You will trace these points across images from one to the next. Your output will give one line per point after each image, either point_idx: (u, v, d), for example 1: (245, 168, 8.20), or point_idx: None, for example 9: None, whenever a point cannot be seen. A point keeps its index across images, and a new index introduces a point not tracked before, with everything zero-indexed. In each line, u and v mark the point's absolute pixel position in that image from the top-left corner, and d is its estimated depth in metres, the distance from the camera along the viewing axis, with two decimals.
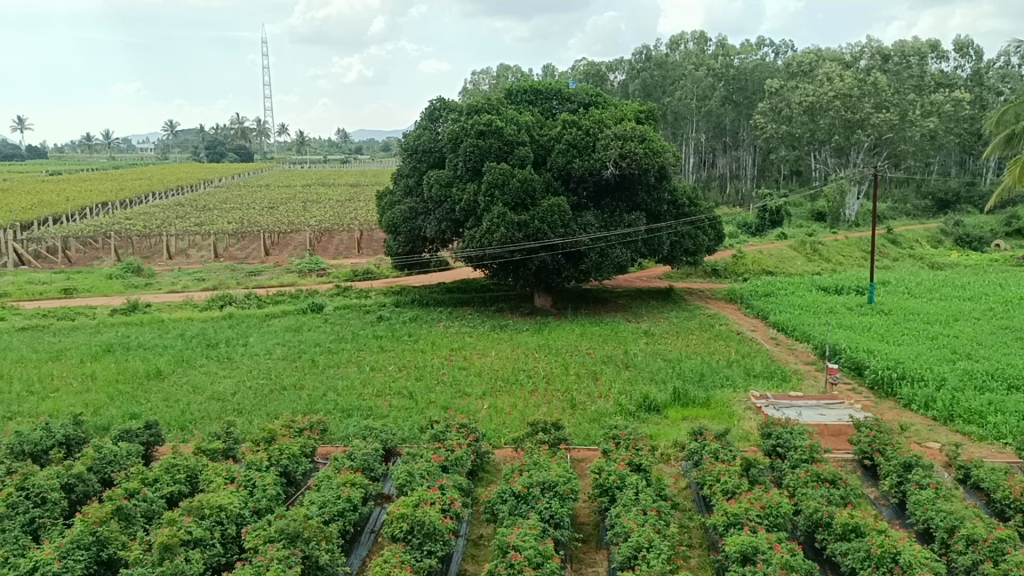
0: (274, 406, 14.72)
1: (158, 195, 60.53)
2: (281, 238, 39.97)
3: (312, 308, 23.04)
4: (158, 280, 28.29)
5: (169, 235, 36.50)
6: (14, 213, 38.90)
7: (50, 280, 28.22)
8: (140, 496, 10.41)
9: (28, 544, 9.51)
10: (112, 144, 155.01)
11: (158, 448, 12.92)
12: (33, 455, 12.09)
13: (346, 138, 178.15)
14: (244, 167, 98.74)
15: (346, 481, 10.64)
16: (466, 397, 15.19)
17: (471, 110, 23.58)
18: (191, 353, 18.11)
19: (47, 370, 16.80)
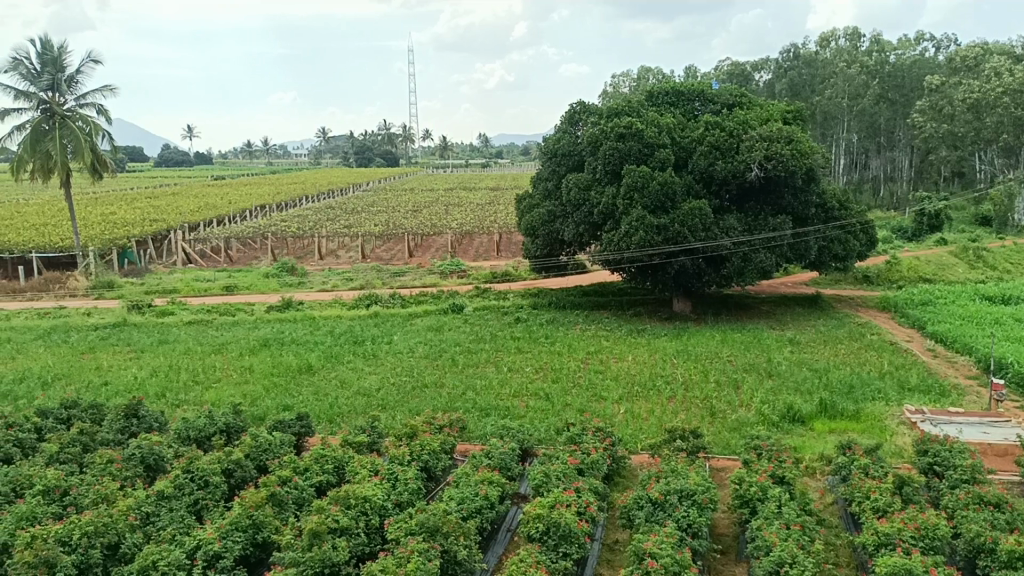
0: (415, 403, 15.15)
1: (312, 198, 63.60)
2: (424, 240, 41.14)
3: (453, 308, 23.58)
4: (310, 280, 29.71)
5: (321, 237, 38.27)
6: (183, 216, 41.87)
7: (214, 278, 30.20)
8: (292, 484, 10.98)
9: (192, 524, 10.22)
10: (271, 151, 164.21)
11: (309, 440, 13.56)
12: (197, 441, 12.97)
13: (487, 142, 181.67)
14: (391, 172, 102.32)
15: (483, 479, 10.83)
16: (602, 401, 15.14)
17: (611, 113, 23.52)
18: (339, 350, 18.91)
19: (211, 362, 17.99)
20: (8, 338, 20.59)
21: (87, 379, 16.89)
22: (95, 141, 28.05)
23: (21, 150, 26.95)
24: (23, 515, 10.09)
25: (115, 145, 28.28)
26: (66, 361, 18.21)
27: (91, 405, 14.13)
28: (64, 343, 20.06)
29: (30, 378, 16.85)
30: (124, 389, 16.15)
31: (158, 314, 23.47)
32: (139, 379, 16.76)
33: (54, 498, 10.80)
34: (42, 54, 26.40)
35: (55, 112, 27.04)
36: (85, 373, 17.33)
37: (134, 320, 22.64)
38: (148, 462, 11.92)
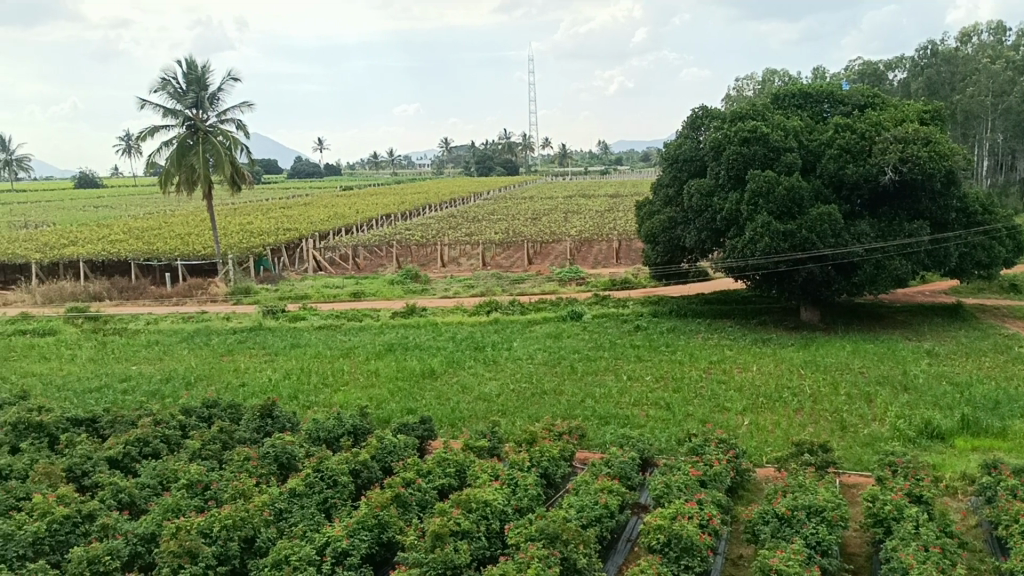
0: (534, 410, 15.23)
1: (434, 207, 65.04)
2: (543, 248, 41.33)
3: (572, 316, 23.60)
4: (433, 287, 30.40)
5: (443, 245, 39.05)
6: (314, 226, 43.67)
7: (342, 285, 31.33)
8: (415, 486, 11.24)
9: (322, 521, 10.63)
10: (396, 161, 169.23)
11: (431, 443, 13.86)
12: (327, 441, 13.46)
13: (606, 149, 181.11)
14: (511, 180, 103.45)
15: (603, 487, 10.79)
16: (726, 412, 14.79)
17: (735, 117, 23.01)
18: (461, 356, 19.25)
19: (339, 365, 18.67)
20: (157, 341, 22.01)
21: (226, 380, 17.84)
22: (234, 154, 29.67)
23: (168, 164, 28.81)
24: (168, 507, 10.77)
25: (252, 157, 29.83)
26: (208, 363, 19.31)
27: (229, 404, 14.92)
28: (206, 345, 21.27)
29: (175, 378, 17.95)
30: (260, 390, 16.98)
31: (290, 319, 24.54)
32: (273, 380, 17.57)
33: (197, 492, 11.45)
34: (187, 74, 28.19)
35: (199, 128, 28.75)
36: (224, 374, 18.31)
37: (268, 324, 23.76)
38: (281, 460, 12.48)
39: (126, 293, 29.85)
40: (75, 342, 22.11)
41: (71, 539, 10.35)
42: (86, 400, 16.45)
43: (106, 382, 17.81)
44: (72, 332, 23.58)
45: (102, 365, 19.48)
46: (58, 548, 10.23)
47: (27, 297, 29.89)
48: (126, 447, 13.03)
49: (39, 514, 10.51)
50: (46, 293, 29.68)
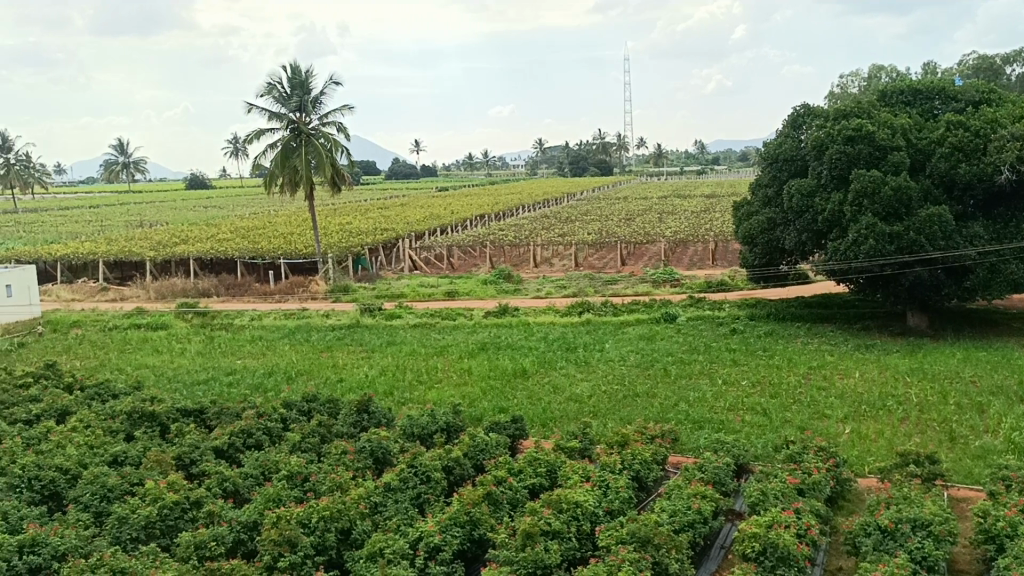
0: (627, 412, 15.12)
1: (528, 207, 65.32)
2: (638, 249, 40.96)
3: (666, 318, 23.31)
4: (526, 287, 30.54)
5: (536, 245, 39.16)
6: (411, 226, 44.48)
7: (437, 284, 31.81)
8: (507, 484, 11.32)
9: (415, 516, 10.81)
10: (491, 162, 170.75)
11: (523, 442, 13.93)
12: (420, 437, 13.69)
13: (702, 149, 178.26)
14: (605, 181, 102.95)
15: (697, 492, 10.62)
16: (826, 419, 14.34)
17: (838, 115, 22.28)
18: (553, 356, 19.27)
19: (433, 363, 18.97)
20: (260, 336, 22.85)
21: (325, 375, 18.37)
22: (335, 157, 30.50)
23: (273, 166, 29.87)
24: (270, 496, 11.16)
25: (352, 159, 30.60)
26: (308, 359, 19.94)
27: (328, 399, 15.36)
28: (306, 342, 21.95)
29: (277, 372, 18.60)
30: (357, 385, 17.43)
31: (387, 317, 25.07)
32: (370, 376, 17.98)
33: (296, 483, 11.82)
34: (292, 78, 29.18)
35: (302, 131, 29.68)
36: (323, 370, 18.85)
37: (366, 322, 24.36)
38: (377, 455, 12.76)
39: (233, 291, 31.08)
40: (185, 337, 23.17)
41: (180, 524, 10.85)
42: (195, 391, 17.24)
43: (213, 375, 18.60)
44: (182, 327, 24.72)
45: (209, 359, 20.35)
46: (168, 532, 10.74)
47: (142, 292, 31.48)
48: (231, 438, 13.58)
49: (151, 499, 11.07)
50: (160, 289, 31.20)
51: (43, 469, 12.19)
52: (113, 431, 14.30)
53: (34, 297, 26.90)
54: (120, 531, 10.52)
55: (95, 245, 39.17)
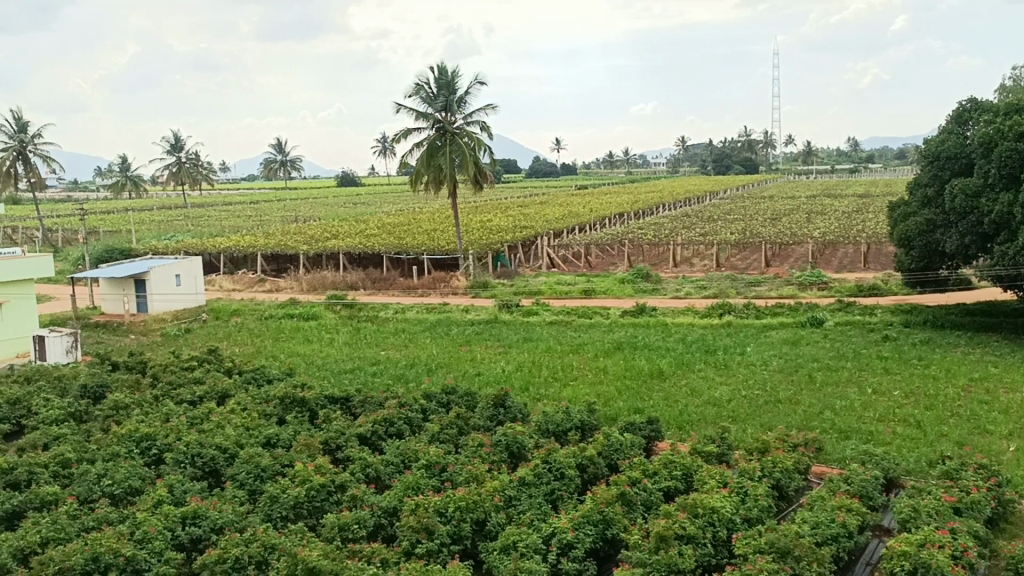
0: (768, 418, 14.65)
1: (668, 206, 64.31)
2: (783, 250, 39.56)
3: (812, 322, 22.38)
4: (665, 286, 30.10)
5: (676, 245, 38.50)
6: (550, 224, 44.71)
7: (574, 282, 31.84)
8: (641, 486, 11.21)
9: (549, 512, 10.90)
10: (631, 161, 169.29)
11: (658, 444, 13.76)
12: (555, 434, 13.76)
13: (854, 147, 170.22)
14: (750, 179, 99.96)
15: (841, 505, 10.18)
16: (987, 435, 13.40)
17: (1010, 109, 20.72)
18: (691, 358, 18.91)
19: (569, 361, 19.02)
20: (403, 329, 23.61)
21: (463, 369, 18.77)
22: (478, 155, 30.97)
23: (418, 164, 30.76)
24: (409, 484, 11.52)
25: (494, 158, 31.00)
26: (447, 352, 20.43)
27: (466, 392, 15.69)
28: (446, 336, 22.49)
29: (418, 364, 19.16)
30: (494, 379, 17.73)
31: (525, 314, 25.30)
32: (507, 372, 18.24)
33: (434, 473, 12.15)
34: (438, 79, 29.98)
35: (447, 130, 30.44)
36: (462, 363, 19.26)
37: (504, 318, 24.70)
38: (512, 449, 12.92)
39: (378, 284, 32.24)
40: (334, 327, 24.24)
41: (325, 506, 11.37)
42: (342, 379, 18.05)
43: (359, 365, 19.39)
44: (331, 317, 25.89)
45: (355, 349, 21.21)
46: (315, 512, 11.29)
47: (295, 284, 33.19)
48: (374, 426, 14.11)
49: (300, 481, 11.68)
50: (312, 281, 32.79)
51: (205, 447, 13.10)
52: (267, 414, 15.16)
53: (201, 285, 28.85)
54: (272, 509, 11.16)
55: (254, 239, 41.55)
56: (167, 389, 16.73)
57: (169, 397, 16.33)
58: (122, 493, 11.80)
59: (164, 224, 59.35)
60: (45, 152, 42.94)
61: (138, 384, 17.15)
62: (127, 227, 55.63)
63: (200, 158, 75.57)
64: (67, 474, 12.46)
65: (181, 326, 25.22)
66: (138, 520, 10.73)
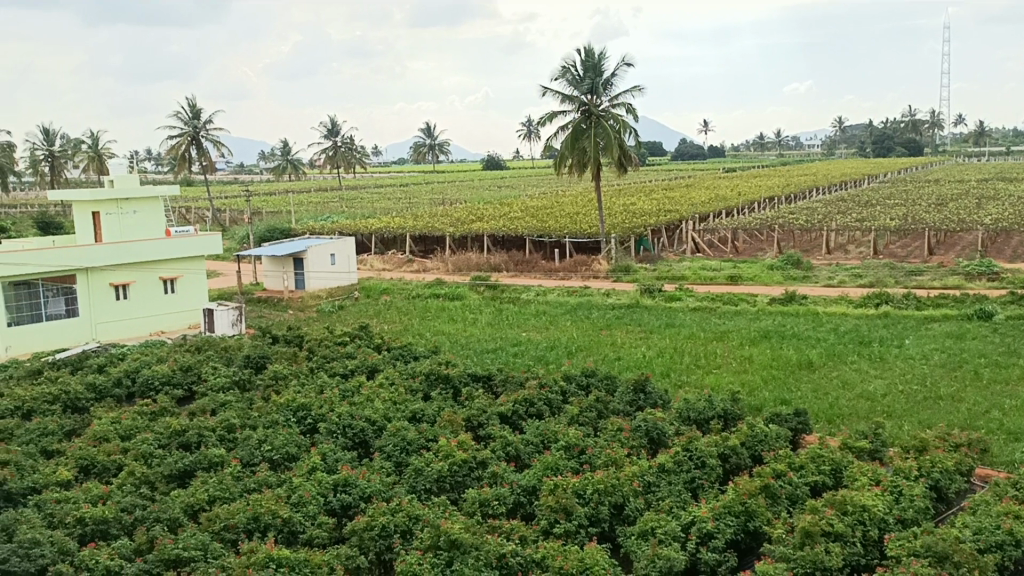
0: (927, 415, 13.84)
1: (822, 190, 61.54)
2: (948, 237, 37.06)
3: (979, 315, 20.90)
4: (816, 274, 28.84)
5: (829, 231, 36.77)
6: (696, 208, 43.72)
7: (720, 268, 31.04)
8: (786, 479, 10.88)
9: (689, 500, 10.75)
10: (784, 142, 162.94)
11: (805, 437, 13.27)
12: (697, 422, 13.53)
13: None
14: (914, 161, 93.95)
15: (1008, 511, 9.49)
16: None
17: None
18: (843, 349, 18.09)
19: (713, 348, 18.60)
20: (544, 311, 23.80)
21: (604, 352, 18.73)
22: (624, 138, 30.65)
23: (563, 148, 30.80)
24: (549, 465, 11.64)
25: (639, 140, 30.59)
26: (588, 335, 20.45)
27: (606, 375, 15.67)
28: (587, 319, 22.49)
29: (559, 347, 19.28)
30: (635, 364, 17.60)
31: (667, 299, 24.92)
32: (648, 357, 18.07)
33: (573, 454, 12.23)
34: (585, 61, 29.88)
35: (592, 112, 30.29)
36: (602, 347, 19.22)
37: (646, 303, 24.42)
38: (652, 435, 12.82)
39: (521, 267, 32.59)
40: (477, 308, 24.73)
41: (467, 481, 11.66)
42: (484, 359, 18.43)
43: (500, 345, 19.71)
44: (474, 298, 26.42)
45: (498, 330, 21.57)
46: (457, 486, 11.60)
47: (441, 265, 34.08)
48: (515, 405, 14.34)
49: (444, 455, 12.05)
50: (457, 263, 33.56)
51: (355, 419, 13.72)
52: (413, 389, 15.70)
53: (353, 264, 30.07)
54: (416, 481, 11.57)
55: (403, 220, 42.91)
56: (322, 362, 17.63)
57: (322, 370, 17.20)
58: (280, 459, 12.54)
59: (320, 205, 62.30)
60: (216, 137, 45.88)
61: (295, 355, 18.16)
62: (288, 208, 58.62)
63: (354, 142, 78.58)
64: (231, 438, 13.38)
65: (335, 303, 26.43)
66: (294, 484, 11.39)
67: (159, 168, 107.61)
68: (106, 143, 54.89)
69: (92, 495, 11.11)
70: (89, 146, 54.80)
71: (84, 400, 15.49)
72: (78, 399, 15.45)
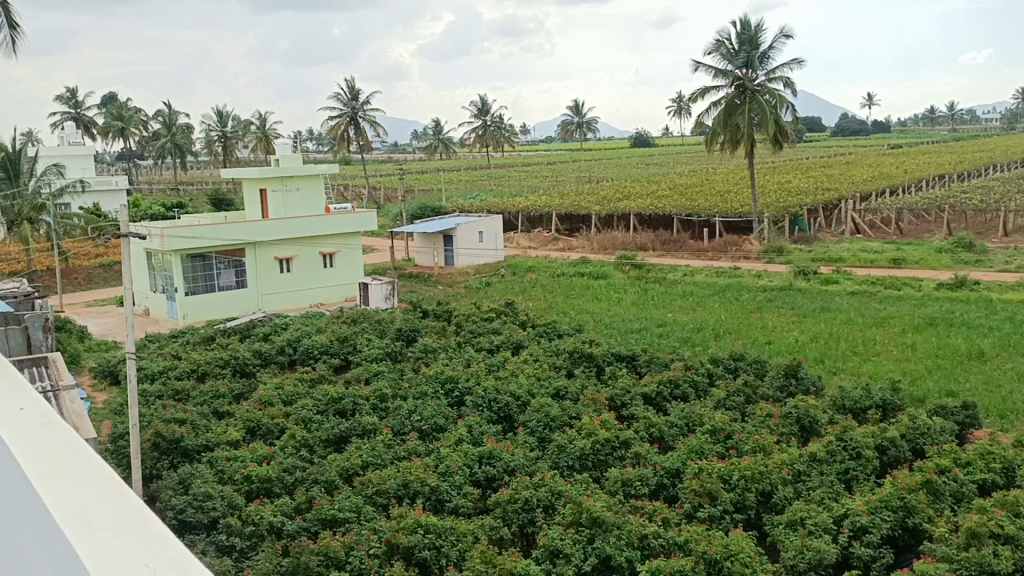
0: None
1: (1000, 167, 56.90)
2: None
3: None
4: (990, 258, 26.75)
5: (1007, 211, 33.97)
6: (856, 186, 41.47)
7: (881, 250, 29.35)
8: (951, 475, 10.23)
9: (841, 491, 10.33)
10: (957, 116, 151.70)
11: (974, 432, 12.42)
12: (853, 411, 12.96)
13: None
14: None
15: None
16: None
17: None
18: (1020, 339, 16.73)
19: (872, 334, 17.67)
20: (691, 292, 23.32)
21: (754, 336, 18.17)
22: (780, 113, 29.41)
23: (715, 124, 29.95)
24: (693, 448, 11.47)
25: (797, 115, 29.27)
26: (737, 318, 19.90)
27: (756, 359, 15.21)
28: (736, 301, 21.87)
29: (706, 328, 18.87)
30: (787, 349, 16.99)
31: (822, 282, 23.85)
32: (801, 342, 17.39)
33: (719, 439, 11.98)
34: (741, 33, 28.88)
35: (747, 87, 29.25)
36: (752, 330, 18.65)
37: (799, 285, 23.47)
38: (803, 423, 12.36)
39: (668, 246, 32.05)
40: (623, 287, 24.55)
41: (610, 460, 11.65)
42: (629, 338, 18.30)
43: (646, 325, 19.50)
44: (620, 277, 26.25)
45: (643, 310, 21.35)
46: (599, 465, 11.61)
47: (587, 243, 34.04)
48: (660, 386, 14.17)
49: (587, 433, 12.09)
50: (602, 241, 33.42)
51: (501, 393, 13.97)
52: (557, 367, 15.81)
53: (500, 242, 30.51)
54: (560, 458, 11.69)
55: (550, 198, 43.09)
56: (469, 337, 18.04)
57: (469, 344, 17.61)
58: (428, 429, 12.96)
59: (469, 183, 63.53)
60: (372, 118, 47.57)
61: (444, 329, 18.66)
62: (438, 186, 60.15)
63: (503, 121, 79.39)
64: (383, 406, 13.94)
65: (482, 279, 26.92)
66: (442, 454, 11.77)
67: (320, 147, 112.87)
68: (273, 123, 58.05)
69: (258, 455, 11.90)
70: (257, 127, 58.13)
71: (251, 365, 16.57)
72: (245, 364, 16.54)
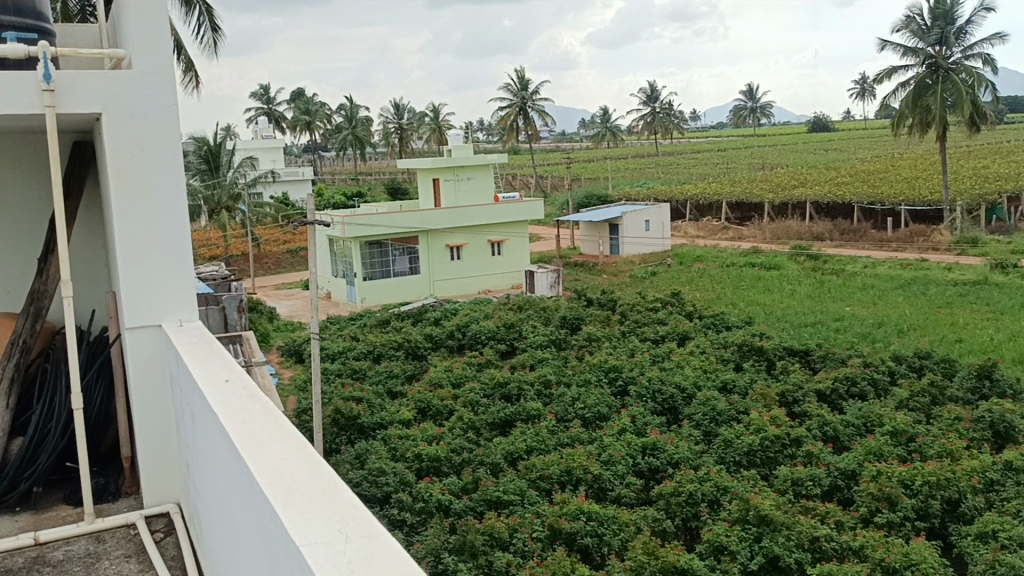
0: None
1: None
2: None
3: None
4: None
5: None
6: None
7: None
8: None
9: None
10: None
11: None
12: None
13: None
14: None
15: None
16: None
17: None
18: None
19: None
20: (872, 285, 22.03)
21: (942, 333, 16.93)
22: (978, 93, 27.18)
23: (902, 107, 28.04)
24: (871, 450, 10.88)
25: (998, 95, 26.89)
26: (923, 313, 18.63)
27: (944, 358, 14.20)
28: (923, 295, 20.44)
29: (888, 324, 17.77)
30: (980, 347, 15.74)
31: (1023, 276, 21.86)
32: (996, 340, 16.05)
33: (901, 441, 11.28)
34: (935, 8, 26.89)
35: (940, 66, 27.22)
36: (940, 327, 17.38)
37: (996, 279, 21.60)
38: (998, 428, 11.41)
39: (847, 236, 30.43)
40: (797, 278, 23.53)
41: (779, 458, 11.26)
42: (801, 332, 17.56)
43: (821, 319, 18.61)
44: (793, 268, 25.18)
45: (818, 302, 20.39)
46: (768, 462, 11.24)
47: (758, 232, 32.97)
48: (835, 383, 13.54)
49: (755, 429, 11.74)
50: (775, 230, 32.25)
51: (665, 385, 13.82)
52: (725, 360, 15.41)
53: (668, 231, 29.98)
54: (726, 452, 11.38)
55: (720, 186, 41.95)
56: (634, 327, 17.91)
57: (634, 334, 17.48)
58: (592, 417, 13.00)
59: (637, 171, 62.88)
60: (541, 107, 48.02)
61: (609, 318, 18.62)
62: (605, 175, 59.88)
63: (673, 108, 77.91)
64: (547, 393, 14.10)
65: (648, 269, 26.62)
66: (605, 443, 11.79)
67: (491, 137, 115.11)
68: (446, 115, 59.78)
69: (428, 435, 12.38)
70: (431, 119, 60.09)
71: (422, 348, 17.22)
72: (417, 347, 17.21)
